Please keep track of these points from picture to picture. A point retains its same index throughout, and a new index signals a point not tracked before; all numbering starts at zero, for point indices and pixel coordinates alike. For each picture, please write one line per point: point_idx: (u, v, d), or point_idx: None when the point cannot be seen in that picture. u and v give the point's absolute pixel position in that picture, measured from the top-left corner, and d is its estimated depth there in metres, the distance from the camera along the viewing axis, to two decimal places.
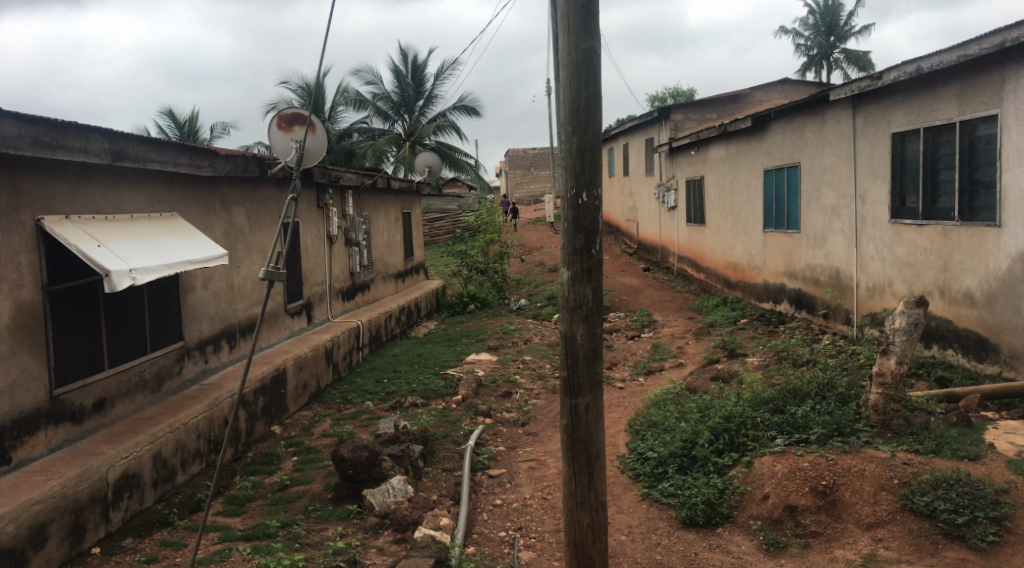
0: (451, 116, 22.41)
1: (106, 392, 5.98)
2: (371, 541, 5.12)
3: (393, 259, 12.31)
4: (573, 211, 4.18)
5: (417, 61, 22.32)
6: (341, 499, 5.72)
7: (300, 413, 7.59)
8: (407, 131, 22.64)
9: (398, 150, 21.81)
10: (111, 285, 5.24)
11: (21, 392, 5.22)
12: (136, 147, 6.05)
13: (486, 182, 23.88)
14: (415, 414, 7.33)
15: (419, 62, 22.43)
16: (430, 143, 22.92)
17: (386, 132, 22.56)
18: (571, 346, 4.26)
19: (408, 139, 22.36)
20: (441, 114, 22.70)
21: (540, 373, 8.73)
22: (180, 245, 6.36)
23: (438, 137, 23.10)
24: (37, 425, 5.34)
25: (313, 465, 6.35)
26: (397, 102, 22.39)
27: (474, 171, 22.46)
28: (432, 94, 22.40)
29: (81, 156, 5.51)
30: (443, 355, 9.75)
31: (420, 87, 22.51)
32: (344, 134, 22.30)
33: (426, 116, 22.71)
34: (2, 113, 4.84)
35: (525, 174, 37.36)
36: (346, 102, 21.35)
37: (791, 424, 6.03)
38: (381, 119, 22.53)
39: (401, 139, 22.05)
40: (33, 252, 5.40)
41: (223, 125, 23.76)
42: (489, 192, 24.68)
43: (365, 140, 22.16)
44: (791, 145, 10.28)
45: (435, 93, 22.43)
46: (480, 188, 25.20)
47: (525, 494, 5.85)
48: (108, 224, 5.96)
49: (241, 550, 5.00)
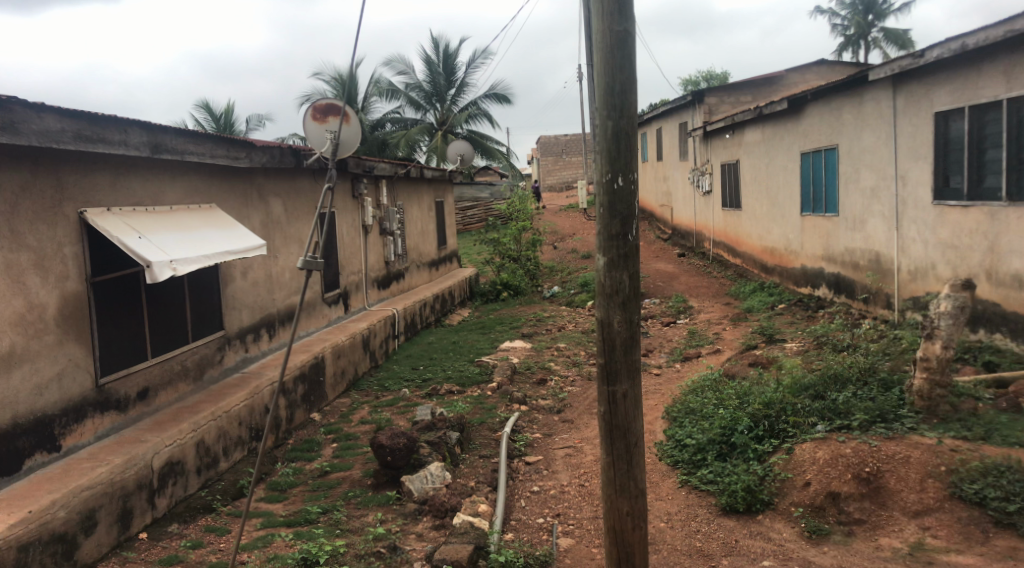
0: (483, 104, 22.38)
1: (150, 381, 6.09)
2: (411, 527, 5.17)
3: (427, 248, 12.36)
4: (609, 195, 4.14)
5: (448, 49, 22.29)
6: (380, 485, 5.78)
7: (338, 400, 7.68)
8: (439, 120, 22.64)
9: (431, 139, 21.84)
10: (152, 276, 5.33)
11: (68, 381, 5.36)
12: (175, 139, 6.13)
13: (519, 169, 23.84)
14: (450, 402, 7.36)
15: (450, 50, 22.39)
16: (462, 131, 22.91)
17: (418, 121, 22.58)
18: (608, 333, 4.24)
19: (440, 128, 22.36)
20: (473, 102, 22.67)
21: (575, 360, 8.71)
22: (219, 236, 6.45)
23: (470, 125, 23.10)
24: (84, 414, 5.48)
25: (352, 451, 6.43)
26: (429, 91, 22.37)
27: (506, 158, 22.40)
28: (463, 81, 22.37)
29: (121, 149, 5.59)
30: (478, 342, 9.77)
31: (452, 75, 22.52)
32: (377, 124, 22.38)
33: (458, 104, 22.70)
34: (45, 108, 4.94)
35: (558, 161, 37.33)
36: (379, 92, 21.40)
37: (833, 410, 5.95)
38: (412, 108, 22.54)
39: (433, 128, 22.05)
40: (76, 244, 5.51)
41: (258, 117, 23.98)
42: (522, 179, 24.63)
43: (397, 130, 22.21)
44: (830, 127, 10.08)
45: (467, 81, 22.39)
46: (512, 175, 25.18)
47: (563, 481, 5.84)
48: (148, 216, 6.06)
49: (283, 535, 5.09)
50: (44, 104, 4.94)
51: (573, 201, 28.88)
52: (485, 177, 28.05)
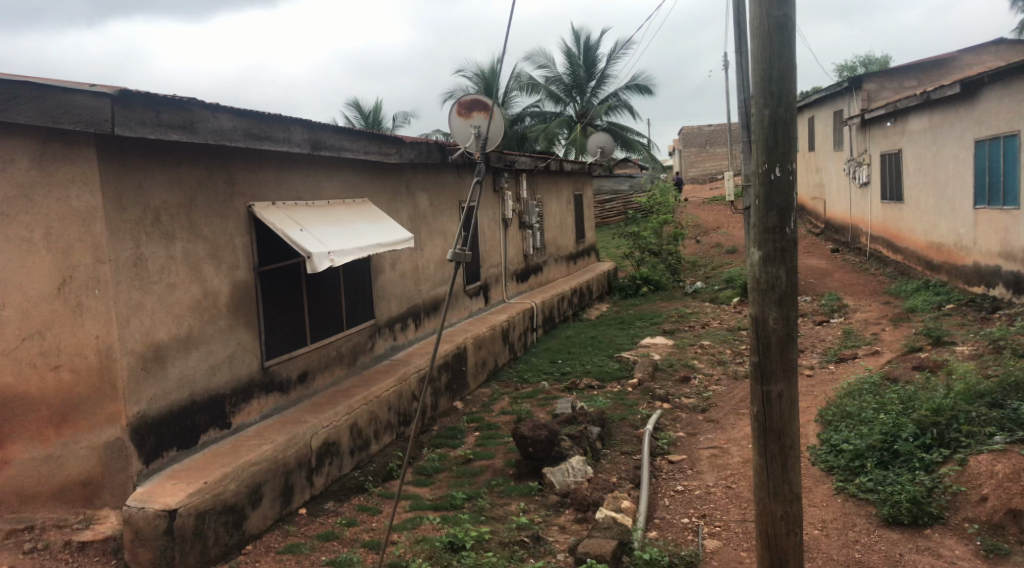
0: (624, 95, 22.15)
1: (308, 365, 6.47)
2: (553, 519, 5.20)
3: (565, 241, 12.40)
4: (765, 187, 3.98)
5: (589, 41, 22.23)
6: (522, 475, 5.85)
7: (480, 390, 7.85)
8: (579, 113, 22.63)
9: (569, 132, 21.84)
10: (312, 266, 5.61)
11: (237, 363, 5.81)
12: (332, 136, 6.44)
13: (660, 162, 23.44)
14: (591, 396, 7.34)
15: (591, 42, 22.32)
16: (602, 124, 22.81)
17: (557, 115, 22.66)
18: (762, 331, 4.08)
19: (579, 121, 22.34)
20: (613, 94, 22.47)
21: (720, 358, 8.46)
22: (371, 229, 6.72)
23: (610, 117, 22.94)
24: (251, 394, 5.91)
25: (495, 441, 6.54)
26: (569, 84, 22.41)
27: (647, 151, 22.07)
28: (604, 74, 22.25)
29: (285, 146, 5.93)
30: (617, 337, 9.70)
31: (592, 68, 22.44)
32: (517, 119, 22.70)
33: (598, 97, 22.58)
34: (220, 108, 5.31)
35: (701, 153, 36.49)
36: (520, 87, 21.67)
37: (1013, 422, 5.46)
38: (553, 102, 22.67)
39: (573, 122, 22.07)
40: (245, 235, 5.91)
41: (405, 114, 24.93)
42: (663, 171, 24.21)
43: (537, 123, 22.41)
44: (1009, 112, 9.25)
45: (607, 73, 22.24)
46: (653, 168, 24.82)
47: (708, 481, 5.68)
48: (307, 209, 6.40)
49: (431, 519, 5.25)
50: (220, 104, 5.32)
51: (715, 194, 28.03)
52: (626, 171, 27.81)
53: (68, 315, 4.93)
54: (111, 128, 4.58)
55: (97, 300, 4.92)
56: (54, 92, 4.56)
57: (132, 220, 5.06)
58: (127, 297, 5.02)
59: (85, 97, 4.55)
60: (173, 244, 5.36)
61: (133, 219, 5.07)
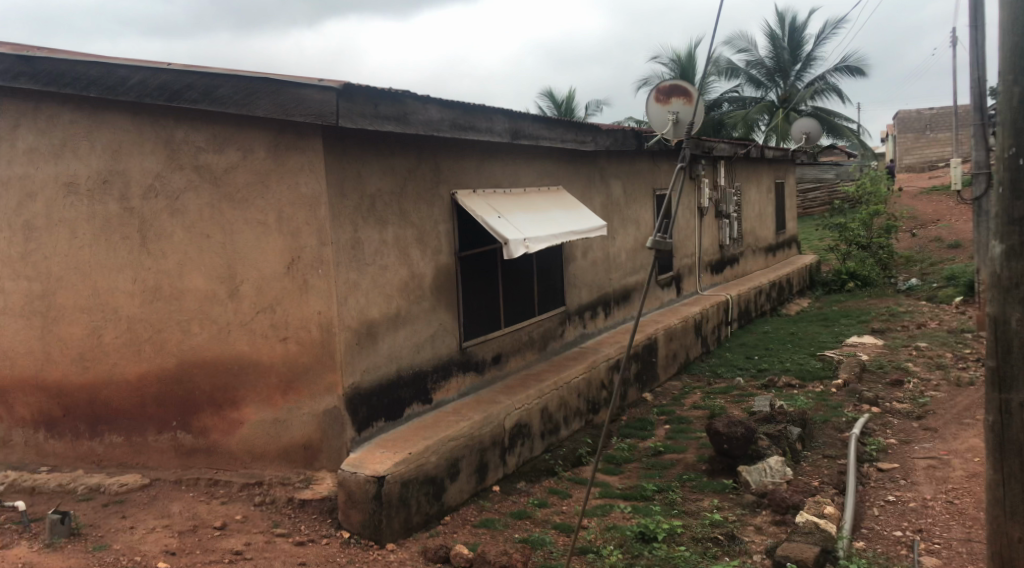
0: (831, 78, 21.01)
1: (502, 347, 6.68)
2: (749, 519, 5.01)
3: (764, 233, 11.91)
4: (1012, 173, 3.57)
5: (794, 22, 21.34)
6: (716, 472, 5.69)
7: (670, 383, 7.73)
8: (781, 98, 21.79)
9: (770, 118, 21.01)
10: (508, 252, 5.74)
11: (439, 342, 6.11)
12: (532, 125, 6.56)
13: (872, 149, 21.99)
14: (791, 395, 7.00)
15: (796, 23, 21.42)
16: (806, 109, 21.76)
17: (758, 100, 21.92)
18: (1002, 332, 3.68)
19: (781, 106, 21.49)
20: (820, 77, 21.36)
21: (940, 362, 7.75)
22: (566, 216, 6.79)
23: (815, 102, 21.85)
24: (450, 372, 6.21)
25: (686, 435, 6.42)
26: (772, 68, 21.68)
27: (856, 136, 20.78)
28: (810, 56, 21.25)
29: (487, 135, 6.13)
30: (819, 335, 9.17)
31: (797, 50, 21.54)
32: (714, 104, 22.27)
33: (802, 80, 21.58)
34: (430, 99, 5.56)
35: (919, 139, 33.77)
36: (718, 72, 21.22)
37: None
38: (752, 86, 22.01)
39: (773, 107, 21.29)
40: (449, 221, 6.19)
41: (597, 104, 25.18)
42: (873, 159, 22.66)
43: (735, 109, 21.87)
44: None
45: (813, 55, 21.22)
46: (862, 155, 23.25)
47: (925, 494, 5.23)
48: (505, 197, 6.58)
49: (621, 508, 5.25)
50: (430, 96, 5.57)
51: (932, 184, 25.74)
52: (831, 158, 26.27)
53: (295, 292, 5.42)
54: (336, 120, 4.95)
55: (319, 278, 5.35)
56: (289, 87, 5.00)
57: (350, 206, 5.44)
58: (346, 277, 5.41)
59: (314, 91, 4.94)
60: (386, 229, 5.71)
61: (352, 205, 5.45)
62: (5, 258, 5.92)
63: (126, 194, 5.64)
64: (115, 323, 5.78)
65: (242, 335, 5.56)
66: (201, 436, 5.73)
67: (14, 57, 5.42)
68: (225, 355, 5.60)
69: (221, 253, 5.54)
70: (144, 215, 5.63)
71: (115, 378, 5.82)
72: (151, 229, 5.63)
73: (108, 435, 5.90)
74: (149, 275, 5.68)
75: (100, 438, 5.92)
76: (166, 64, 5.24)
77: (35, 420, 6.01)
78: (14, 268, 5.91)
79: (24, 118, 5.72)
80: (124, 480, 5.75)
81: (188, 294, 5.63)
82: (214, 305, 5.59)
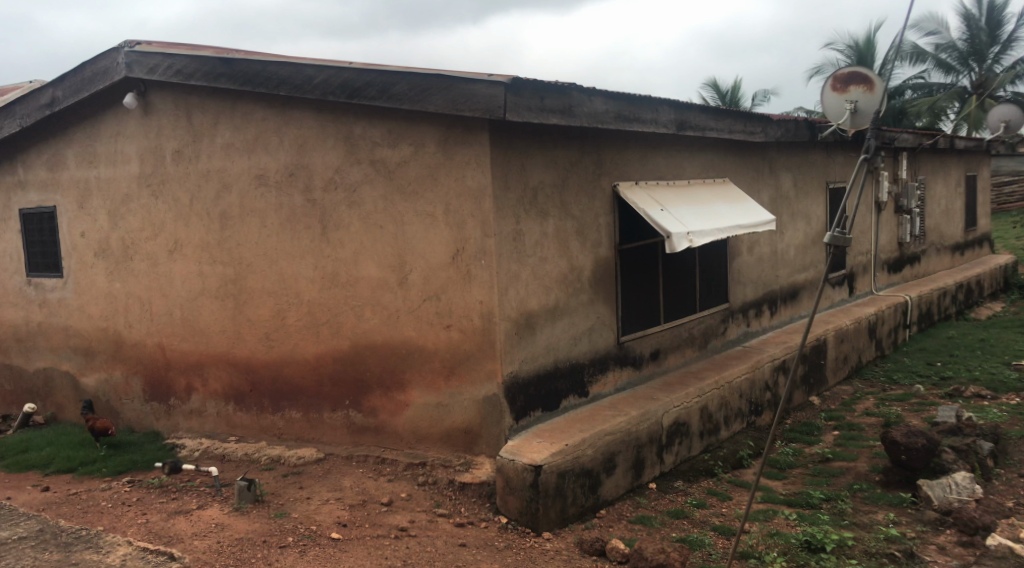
0: None
1: (661, 343, 6.61)
2: (931, 537, 4.63)
3: (951, 229, 11.05)
4: None
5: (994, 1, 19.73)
6: (892, 484, 5.33)
7: (840, 387, 7.32)
8: (975, 84, 20.24)
9: (962, 105, 19.82)
10: (672, 246, 5.61)
11: (597, 335, 6.13)
12: (698, 116, 6.41)
13: None
14: (980, 407, 6.43)
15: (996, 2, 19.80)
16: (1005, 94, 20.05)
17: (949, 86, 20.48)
18: None
19: (975, 93, 19.96)
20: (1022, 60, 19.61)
21: None
22: (731, 210, 6.58)
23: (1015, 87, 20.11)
24: (608, 366, 6.21)
25: (858, 443, 6.05)
26: (965, 51, 20.22)
27: None
28: (1011, 36, 19.57)
29: (652, 127, 6.04)
30: (1015, 342, 8.36)
31: (997, 31, 19.92)
32: (897, 92, 21.04)
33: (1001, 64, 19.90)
34: (595, 92, 5.56)
35: None
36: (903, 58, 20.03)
37: None
38: (942, 72, 20.60)
39: (966, 93, 19.86)
40: (610, 214, 6.18)
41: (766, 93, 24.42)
42: None
43: (922, 97, 20.59)
44: None
45: (1015, 36, 19.52)
46: None
47: None
48: (669, 189, 6.48)
49: (785, 514, 5.03)
50: (595, 88, 5.56)
51: None
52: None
53: (460, 282, 5.59)
54: (504, 114, 5.06)
55: (482, 269, 5.48)
56: (459, 83, 5.16)
57: (514, 198, 5.54)
58: (508, 268, 5.51)
59: (483, 86, 5.08)
60: (547, 221, 5.77)
61: (516, 197, 5.54)
62: (204, 244, 6.51)
63: (309, 186, 6.04)
64: (297, 306, 6.22)
65: (409, 321, 5.82)
66: (370, 416, 6.07)
67: (216, 60, 5.94)
68: (394, 340, 5.89)
69: (392, 243, 5.82)
70: (324, 206, 6.01)
71: (296, 357, 6.26)
72: (330, 219, 6.00)
73: (288, 410, 6.36)
74: (328, 263, 6.06)
75: (282, 413, 6.39)
76: (347, 64, 5.56)
77: (226, 393, 6.57)
78: (212, 253, 6.48)
79: (222, 116, 6.25)
80: (302, 453, 6.21)
81: (362, 282, 5.96)
82: (385, 292, 5.88)
